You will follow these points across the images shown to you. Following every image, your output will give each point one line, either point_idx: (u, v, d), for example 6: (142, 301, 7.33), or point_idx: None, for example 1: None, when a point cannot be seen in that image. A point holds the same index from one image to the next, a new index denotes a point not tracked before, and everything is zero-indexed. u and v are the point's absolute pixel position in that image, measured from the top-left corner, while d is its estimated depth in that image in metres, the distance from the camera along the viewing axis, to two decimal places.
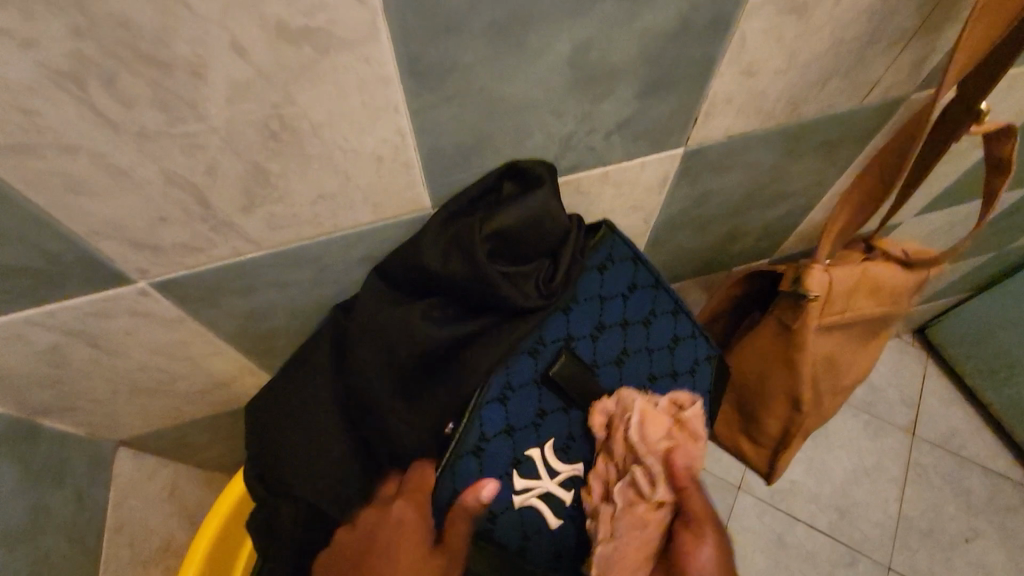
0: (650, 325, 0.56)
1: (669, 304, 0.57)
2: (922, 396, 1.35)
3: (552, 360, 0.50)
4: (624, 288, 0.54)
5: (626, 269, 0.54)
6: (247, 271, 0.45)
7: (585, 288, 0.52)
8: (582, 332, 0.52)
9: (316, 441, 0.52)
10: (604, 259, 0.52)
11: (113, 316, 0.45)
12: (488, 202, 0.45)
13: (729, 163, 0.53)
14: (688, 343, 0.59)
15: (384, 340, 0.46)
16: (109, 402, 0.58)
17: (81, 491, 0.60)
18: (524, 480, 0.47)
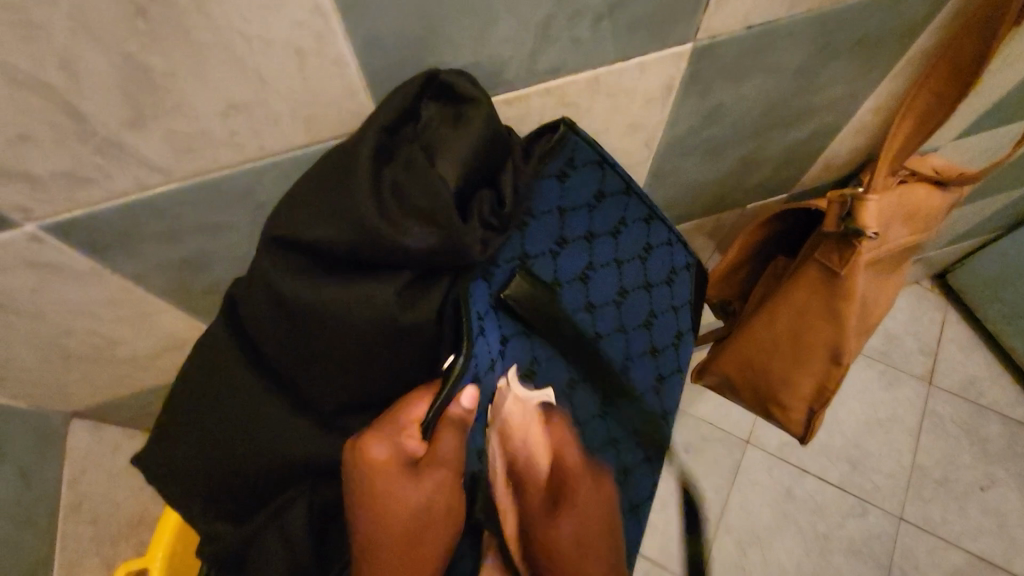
0: (620, 235, 0.51)
1: (642, 211, 0.51)
2: (940, 344, 1.28)
3: (513, 278, 0.43)
4: (588, 196, 0.47)
5: (592, 173, 0.46)
6: (162, 211, 0.37)
7: (542, 199, 0.44)
8: (542, 249, 0.45)
9: (252, 442, 0.41)
10: (564, 166, 0.43)
11: (8, 270, 0.38)
12: (405, 134, 0.35)
13: (747, 65, 0.43)
14: (663, 251, 0.54)
15: (309, 317, 0.35)
16: (44, 371, 0.52)
17: (25, 467, 0.55)
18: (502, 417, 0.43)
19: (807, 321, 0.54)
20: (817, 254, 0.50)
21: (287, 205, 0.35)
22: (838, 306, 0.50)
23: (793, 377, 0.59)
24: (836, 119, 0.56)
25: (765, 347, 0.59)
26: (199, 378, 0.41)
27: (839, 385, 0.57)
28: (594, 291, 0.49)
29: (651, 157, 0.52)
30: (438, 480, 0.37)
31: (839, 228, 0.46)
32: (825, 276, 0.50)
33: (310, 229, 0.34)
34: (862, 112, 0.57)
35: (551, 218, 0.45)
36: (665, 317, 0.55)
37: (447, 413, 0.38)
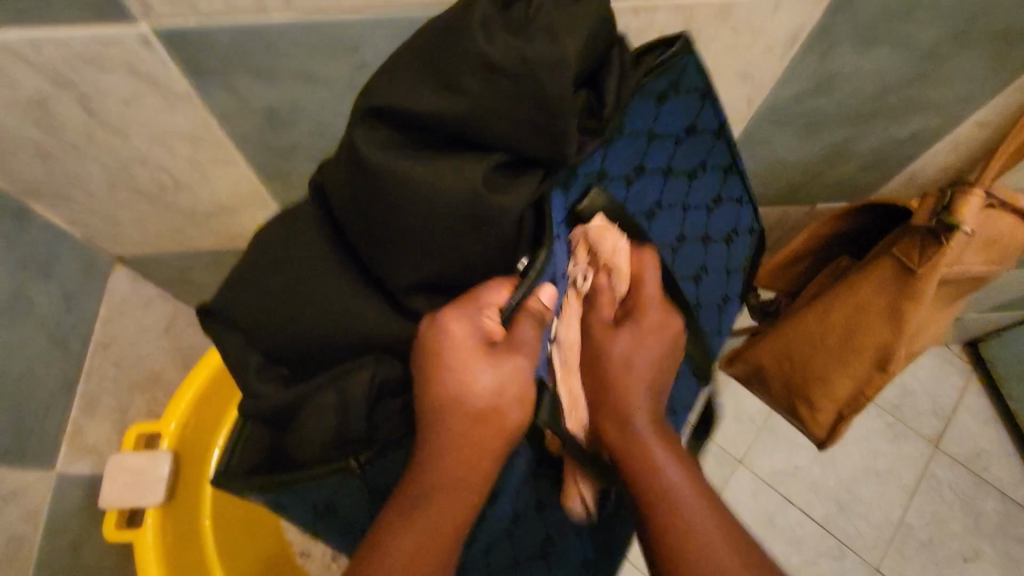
0: (695, 180, 0.48)
1: (722, 160, 0.48)
2: (955, 409, 1.23)
3: (580, 194, 0.41)
4: (679, 128, 0.44)
5: (688, 105, 0.43)
6: (271, 46, 0.37)
7: (634, 117, 0.40)
8: (618, 171, 0.42)
9: (303, 313, 0.38)
10: (666, 87, 0.40)
11: (109, 71, 0.38)
12: (516, 11, 0.33)
13: (877, 32, 0.42)
14: (730, 209, 0.51)
15: (399, 192, 0.32)
16: (105, 201, 0.52)
17: (69, 293, 0.56)
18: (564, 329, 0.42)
19: (865, 320, 0.52)
20: (895, 248, 0.48)
21: (394, 79, 0.33)
22: (904, 308, 0.49)
23: (832, 377, 0.58)
24: (940, 126, 0.54)
25: (811, 342, 0.57)
26: (274, 242, 0.40)
27: (878, 393, 0.56)
28: (657, 231, 0.47)
29: (747, 119, 0.50)
30: (514, 368, 0.37)
31: (929, 222, 0.45)
32: (898, 273, 0.49)
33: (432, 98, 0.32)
34: (965, 127, 0.54)
35: (637, 140, 0.42)
36: (716, 275, 0.53)
37: (527, 305, 0.37)
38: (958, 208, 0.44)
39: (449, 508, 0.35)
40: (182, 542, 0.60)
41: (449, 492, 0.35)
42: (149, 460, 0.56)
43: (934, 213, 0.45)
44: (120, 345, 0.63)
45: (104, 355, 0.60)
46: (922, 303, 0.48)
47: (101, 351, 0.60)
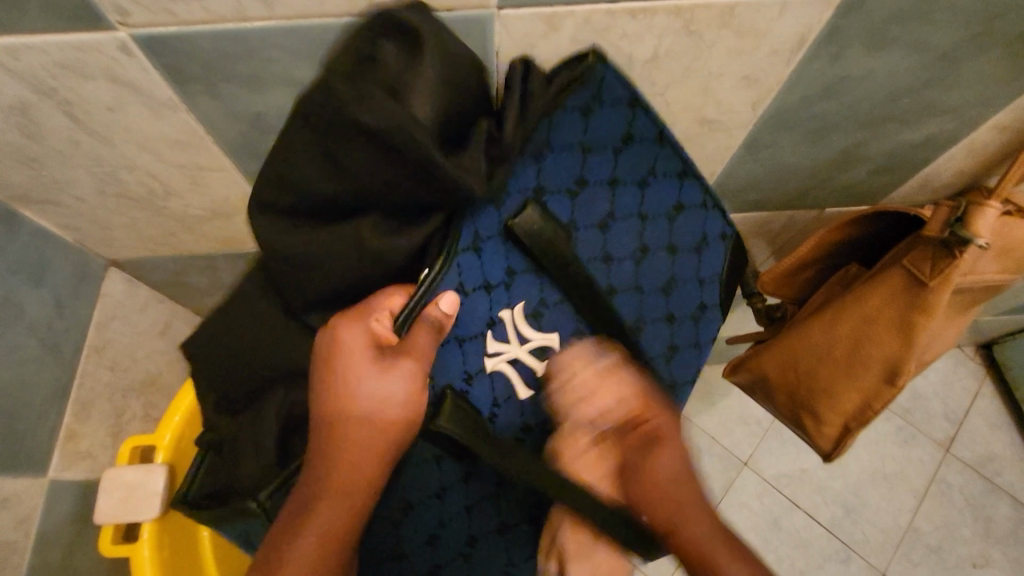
0: (646, 188, 0.46)
1: (676, 164, 0.46)
2: (968, 413, 1.20)
3: (513, 210, 0.40)
4: (616, 138, 0.43)
5: (619, 117, 0.42)
6: (252, 51, 0.36)
7: (559, 132, 0.41)
8: (556, 186, 0.42)
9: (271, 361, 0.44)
10: (588, 100, 0.40)
11: (89, 78, 0.37)
12: (368, 73, 0.32)
13: (891, 33, 0.39)
14: (695, 214, 0.49)
15: (312, 261, 0.37)
16: (95, 206, 0.52)
17: (62, 298, 0.55)
18: (497, 344, 0.41)
19: (872, 332, 0.51)
20: (906, 260, 0.46)
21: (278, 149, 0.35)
22: (914, 321, 0.47)
23: (838, 389, 0.56)
24: (956, 129, 0.52)
25: (816, 353, 0.55)
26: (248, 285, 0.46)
27: (885, 408, 0.54)
28: (612, 243, 0.45)
29: (751, 123, 0.48)
30: (404, 372, 0.36)
31: (941, 234, 0.43)
32: (908, 286, 0.47)
33: (316, 166, 0.35)
34: (982, 131, 0.52)
35: (569, 158, 0.42)
36: (688, 283, 0.50)
37: (425, 311, 0.37)
38: (973, 220, 0.42)
39: (332, 516, 0.35)
40: (180, 554, 0.60)
41: (337, 493, 0.35)
42: (143, 474, 0.56)
43: (947, 225, 0.43)
44: (115, 349, 0.62)
45: (99, 359, 0.60)
46: (935, 316, 0.46)
47: (95, 355, 0.60)
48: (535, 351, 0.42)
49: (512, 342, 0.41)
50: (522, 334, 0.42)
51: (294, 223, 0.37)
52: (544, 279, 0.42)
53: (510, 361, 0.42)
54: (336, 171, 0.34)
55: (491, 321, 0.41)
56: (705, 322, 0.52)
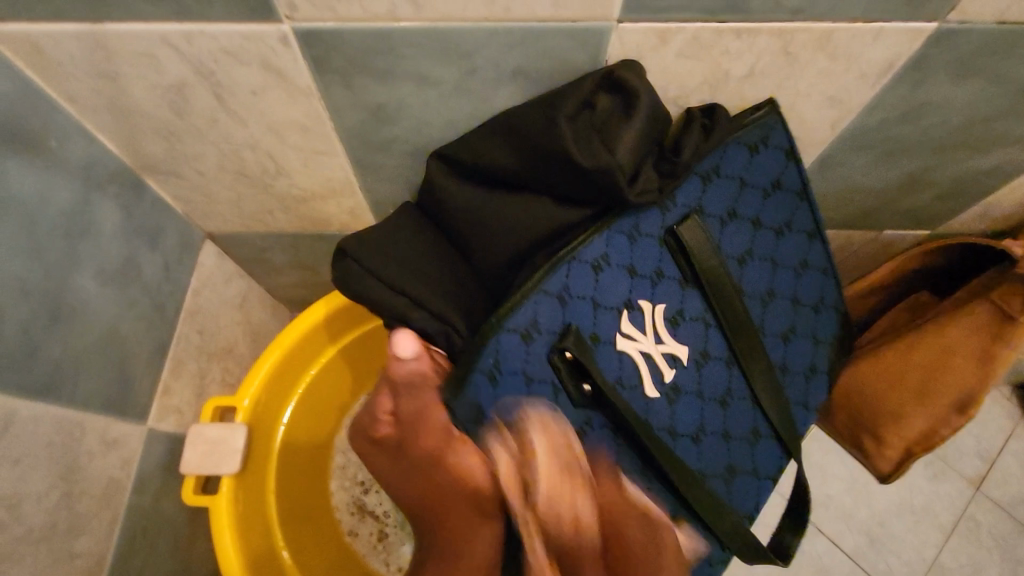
0: (781, 235, 0.52)
1: (807, 224, 0.53)
2: (1002, 452, 1.19)
3: (679, 220, 0.46)
4: (764, 183, 0.50)
5: (776, 159, 0.49)
6: (394, 48, 0.40)
7: (727, 167, 0.48)
8: (714, 211, 0.48)
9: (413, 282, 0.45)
10: (757, 141, 0.47)
11: (246, 64, 0.42)
12: (584, 118, 0.40)
13: (976, 64, 0.42)
14: (816, 276, 0.55)
15: (503, 224, 0.44)
16: (211, 180, 0.57)
17: (168, 263, 0.60)
18: (631, 327, 0.45)
19: (951, 358, 0.54)
20: (998, 294, 0.49)
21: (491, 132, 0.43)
22: (998, 350, 0.50)
23: (905, 411, 0.58)
24: (1023, 160, 0.54)
25: (887, 377, 0.58)
26: (397, 223, 0.47)
27: (951, 433, 0.56)
28: (747, 276, 0.50)
29: (829, 140, 0.51)
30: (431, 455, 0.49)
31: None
32: (994, 320, 0.50)
33: (538, 152, 0.40)
34: None
35: (729, 191, 0.48)
36: (804, 338, 0.55)
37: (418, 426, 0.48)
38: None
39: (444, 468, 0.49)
40: (250, 505, 0.64)
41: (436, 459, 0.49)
42: (225, 432, 0.60)
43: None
44: (203, 316, 0.67)
45: (190, 323, 0.65)
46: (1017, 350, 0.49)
47: (188, 319, 0.64)
48: (666, 356, 0.46)
49: (647, 337, 0.45)
50: (659, 335, 0.46)
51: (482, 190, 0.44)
52: (690, 290, 0.48)
53: (642, 353, 0.45)
54: (555, 162, 0.40)
55: (629, 304, 0.45)
56: (815, 381, 0.56)
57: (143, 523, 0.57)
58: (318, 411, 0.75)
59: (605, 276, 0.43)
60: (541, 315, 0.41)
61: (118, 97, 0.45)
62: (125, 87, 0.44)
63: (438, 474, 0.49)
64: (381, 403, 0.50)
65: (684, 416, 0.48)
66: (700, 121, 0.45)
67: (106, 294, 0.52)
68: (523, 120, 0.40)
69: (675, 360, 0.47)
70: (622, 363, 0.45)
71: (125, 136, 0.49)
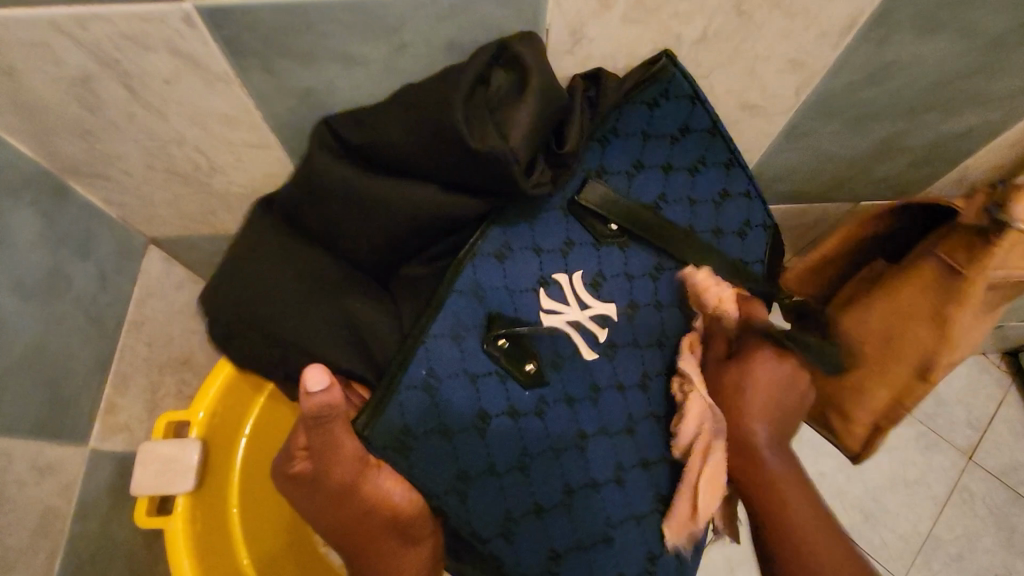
0: (697, 174, 0.48)
1: (723, 155, 0.49)
2: (992, 420, 1.18)
3: (580, 185, 0.44)
4: (669, 132, 0.46)
5: (682, 107, 0.44)
6: (311, 26, 0.37)
7: (629, 124, 0.45)
8: (618, 165, 0.45)
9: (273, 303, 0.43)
10: (656, 94, 0.43)
11: (151, 51, 0.38)
12: (478, 95, 0.38)
13: (942, 18, 0.39)
14: (739, 202, 0.51)
15: (374, 217, 0.40)
16: (143, 182, 0.53)
17: (105, 273, 0.57)
18: (552, 303, 0.43)
19: (904, 324, 0.51)
20: (943, 249, 0.47)
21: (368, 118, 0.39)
22: (948, 310, 0.47)
23: (865, 386, 0.54)
24: (998, 120, 0.51)
25: (847, 349, 0.54)
26: (265, 233, 0.44)
27: (915, 403, 0.53)
28: (668, 222, 0.47)
29: (794, 108, 0.48)
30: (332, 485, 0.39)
31: (980, 220, 0.44)
32: (940, 275, 0.48)
33: (416, 130, 0.37)
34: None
35: (633, 148, 0.45)
36: (752, 271, 0.52)
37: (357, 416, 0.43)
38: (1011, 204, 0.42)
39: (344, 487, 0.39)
40: (211, 523, 0.61)
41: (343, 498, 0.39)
42: (179, 448, 0.57)
43: (987, 211, 0.44)
44: (152, 326, 0.64)
45: (136, 335, 0.61)
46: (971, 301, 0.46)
47: (133, 330, 0.61)
48: (597, 317, 0.44)
49: (571, 305, 0.43)
50: (582, 300, 0.44)
51: (368, 176, 0.40)
52: (606, 248, 0.45)
53: (571, 323, 0.43)
54: (436, 138, 0.37)
55: (542, 279, 0.43)
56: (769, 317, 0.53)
57: (92, 548, 0.54)
58: (280, 428, 0.71)
59: (507, 258, 0.42)
60: (461, 314, 0.40)
61: (18, 95, 0.41)
62: (23, 82, 0.40)
63: (349, 507, 0.39)
64: (296, 436, 0.40)
65: (611, 414, 0.44)
66: (585, 93, 0.42)
67: (30, 309, 0.49)
68: (415, 96, 0.38)
69: (607, 320, 0.44)
70: (557, 342, 0.42)
71: (36, 137, 0.45)
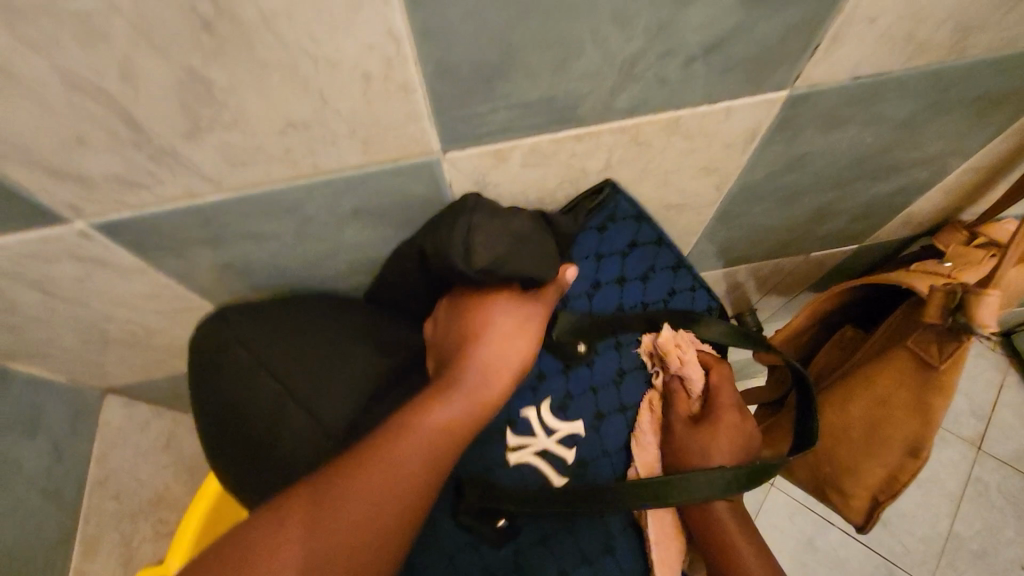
0: (649, 280, 0.50)
1: (671, 258, 0.49)
2: (994, 407, 1.15)
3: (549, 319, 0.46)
4: (618, 250, 0.47)
5: (627, 229, 0.45)
6: (209, 218, 0.36)
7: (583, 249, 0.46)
8: (579, 290, 0.47)
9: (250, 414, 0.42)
10: (601, 222, 0.43)
11: (55, 261, 0.38)
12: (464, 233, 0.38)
13: (843, 116, 0.39)
14: (684, 296, 0.52)
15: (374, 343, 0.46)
16: (83, 352, 0.52)
17: (58, 442, 0.56)
18: (519, 437, 0.44)
19: (890, 410, 0.50)
20: (910, 342, 0.46)
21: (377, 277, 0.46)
22: (929, 401, 0.47)
23: (861, 465, 0.53)
24: (929, 176, 0.51)
25: (833, 430, 0.54)
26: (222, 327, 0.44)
27: (913, 479, 0.51)
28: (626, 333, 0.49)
29: (720, 200, 0.48)
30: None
31: (942, 321, 0.42)
32: (917, 365, 0.47)
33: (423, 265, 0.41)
34: (959, 170, 0.51)
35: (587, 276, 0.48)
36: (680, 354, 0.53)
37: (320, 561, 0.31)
38: (971, 307, 0.40)
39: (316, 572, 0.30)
40: None
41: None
42: None
43: (947, 314, 0.41)
44: (120, 478, 0.63)
45: (102, 492, 0.60)
46: (949, 395, 0.46)
47: (98, 489, 0.60)
48: (566, 441, 0.45)
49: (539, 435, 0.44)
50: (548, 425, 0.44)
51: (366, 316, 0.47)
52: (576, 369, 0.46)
53: (538, 453, 0.44)
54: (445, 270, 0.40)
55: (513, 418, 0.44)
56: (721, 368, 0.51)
57: None
58: None
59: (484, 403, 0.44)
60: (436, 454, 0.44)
61: None
62: None
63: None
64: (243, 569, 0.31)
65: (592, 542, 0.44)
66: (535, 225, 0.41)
67: None
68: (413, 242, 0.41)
69: (575, 440, 0.45)
70: (524, 474, 0.43)
71: None
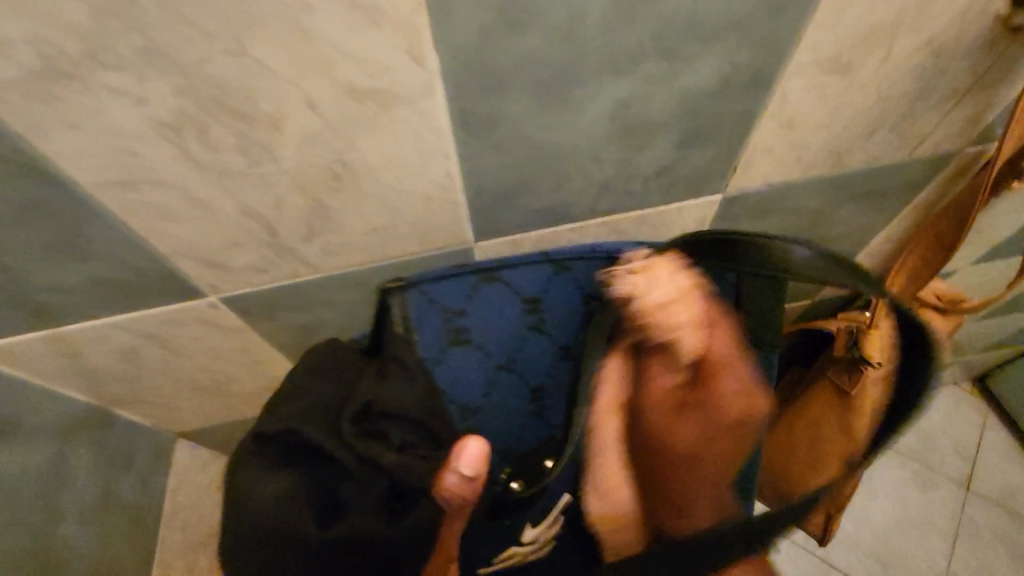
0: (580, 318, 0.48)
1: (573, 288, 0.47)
2: (979, 449, 1.21)
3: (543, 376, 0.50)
4: (502, 315, 0.47)
5: (494, 291, 0.46)
6: (302, 290, 0.50)
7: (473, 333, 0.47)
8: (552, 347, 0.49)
9: None
10: (444, 307, 0.46)
11: (184, 324, 0.51)
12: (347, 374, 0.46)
13: (767, 208, 0.53)
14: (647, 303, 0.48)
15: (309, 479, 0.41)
16: (173, 399, 0.64)
17: (143, 477, 0.66)
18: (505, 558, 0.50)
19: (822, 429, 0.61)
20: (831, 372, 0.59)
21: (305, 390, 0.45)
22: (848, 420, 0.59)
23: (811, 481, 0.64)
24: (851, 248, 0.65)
25: (787, 450, 0.65)
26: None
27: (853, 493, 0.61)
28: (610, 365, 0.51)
29: None
30: None
31: (847, 353, 0.56)
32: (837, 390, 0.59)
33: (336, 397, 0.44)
34: (875, 241, 0.64)
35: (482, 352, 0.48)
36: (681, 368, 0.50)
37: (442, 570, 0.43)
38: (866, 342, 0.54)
39: None
40: None
41: None
42: None
43: (849, 347, 0.55)
44: (184, 512, 0.72)
45: (171, 524, 0.70)
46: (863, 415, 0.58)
47: (168, 521, 0.69)
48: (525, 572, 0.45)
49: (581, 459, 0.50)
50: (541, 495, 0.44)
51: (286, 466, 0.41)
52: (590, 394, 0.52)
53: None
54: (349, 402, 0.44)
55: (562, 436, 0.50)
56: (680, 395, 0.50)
57: None
58: None
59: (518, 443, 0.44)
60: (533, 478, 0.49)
61: (82, 366, 0.53)
62: (84, 359, 0.52)
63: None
64: None
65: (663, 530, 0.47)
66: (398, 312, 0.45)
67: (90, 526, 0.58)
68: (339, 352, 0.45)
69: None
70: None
71: (91, 388, 0.57)
